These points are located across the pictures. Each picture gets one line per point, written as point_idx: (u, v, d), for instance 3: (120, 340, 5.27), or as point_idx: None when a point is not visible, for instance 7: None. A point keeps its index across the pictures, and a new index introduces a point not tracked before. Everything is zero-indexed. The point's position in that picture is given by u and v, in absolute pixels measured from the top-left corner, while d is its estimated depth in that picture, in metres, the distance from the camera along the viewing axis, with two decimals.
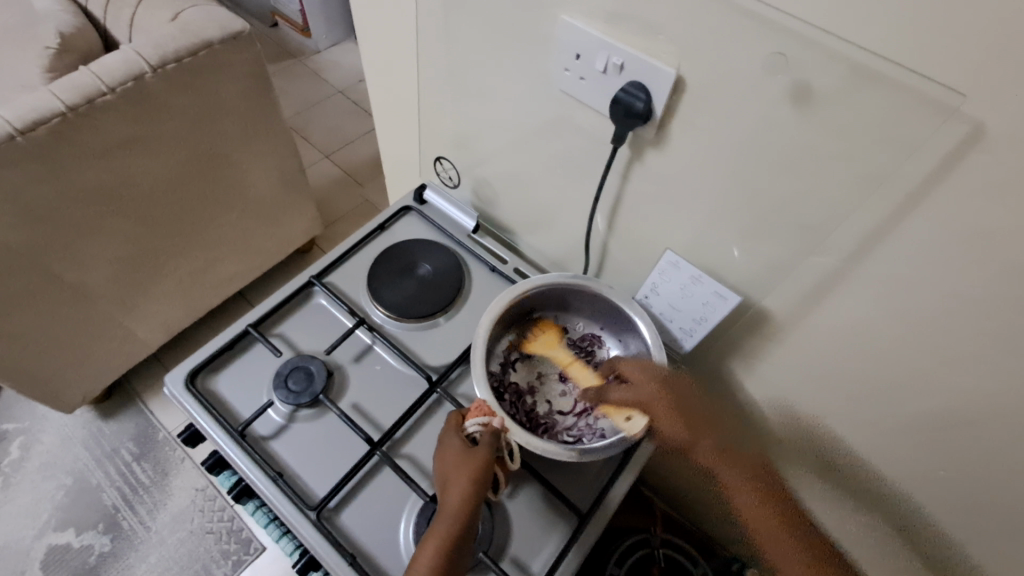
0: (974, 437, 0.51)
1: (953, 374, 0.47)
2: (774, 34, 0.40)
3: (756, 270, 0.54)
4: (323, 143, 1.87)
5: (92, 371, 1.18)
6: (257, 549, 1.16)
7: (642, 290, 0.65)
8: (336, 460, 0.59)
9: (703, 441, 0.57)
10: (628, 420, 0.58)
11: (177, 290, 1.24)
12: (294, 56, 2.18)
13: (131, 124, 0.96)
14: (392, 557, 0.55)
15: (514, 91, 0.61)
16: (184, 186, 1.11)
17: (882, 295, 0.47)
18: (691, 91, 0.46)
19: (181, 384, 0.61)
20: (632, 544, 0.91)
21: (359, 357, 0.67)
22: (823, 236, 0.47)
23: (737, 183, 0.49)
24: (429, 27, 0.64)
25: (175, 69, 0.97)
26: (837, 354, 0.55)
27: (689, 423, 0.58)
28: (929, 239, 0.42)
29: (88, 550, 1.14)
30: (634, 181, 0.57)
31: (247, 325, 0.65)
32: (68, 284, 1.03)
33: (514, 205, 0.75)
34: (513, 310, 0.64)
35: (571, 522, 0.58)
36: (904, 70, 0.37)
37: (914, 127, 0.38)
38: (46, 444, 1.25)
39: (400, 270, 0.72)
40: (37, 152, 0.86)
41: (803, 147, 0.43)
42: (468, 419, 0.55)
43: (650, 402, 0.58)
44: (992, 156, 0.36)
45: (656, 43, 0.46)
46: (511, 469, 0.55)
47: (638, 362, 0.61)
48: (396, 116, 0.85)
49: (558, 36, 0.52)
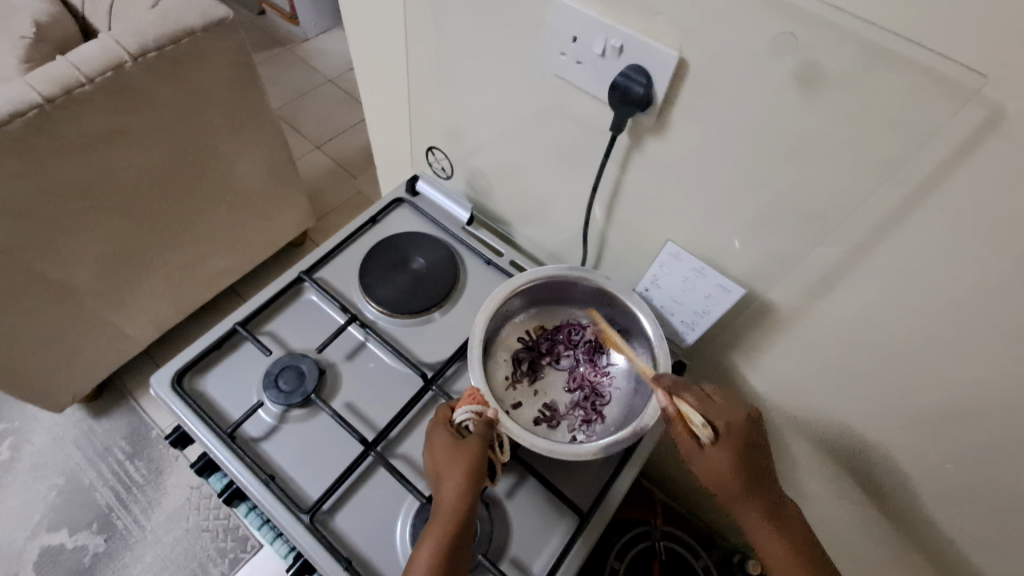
0: (987, 432, 0.49)
1: (967, 369, 0.46)
2: (782, 13, 0.38)
3: (760, 261, 0.52)
4: (313, 133, 1.83)
5: (82, 370, 1.16)
6: (254, 547, 1.14)
7: (642, 282, 0.63)
8: (329, 462, 0.58)
9: (721, 457, 0.50)
10: (699, 424, 0.50)
11: (166, 286, 1.22)
12: (282, 44, 2.13)
13: (112, 114, 0.93)
14: (389, 561, 0.54)
15: (507, 78, 0.59)
16: (169, 177, 1.08)
17: (892, 285, 0.46)
18: (692, 77, 0.44)
19: (167, 385, 0.59)
20: (633, 537, 0.90)
21: (352, 354, 0.65)
22: (833, 226, 0.45)
23: (742, 171, 0.47)
24: (418, 14, 0.61)
25: (155, 58, 0.94)
26: (842, 347, 0.54)
27: (745, 468, 0.50)
28: (945, 228, 0.40)
29: (83, 551, 1.12)
30: (635, 170, 0.55)
31: (235, 324, 0.63)
32: (53, 282, 1.01)
33: (508, 196, 0.74)
34: (510, 303, 0.62)
35: (572, 520, 0.57)
36: (924, 51, 0.35)
37: (929, 109, 0.36)
38: (37, 444, 1.23)
39: (393, 264, 0.70)
40: (14, 147, 0.83)
41: (812, 134, 0.41)
42: (458, 408, 0.53)
43: (725, 428, 0.50)
44: (1011, 142, 0.35)
45: (657, 25, 0.43)
46: (502, 460, 0.53)
47: (725, 409, 0.51)
48: (386, 105, 0.82)
49: (553, 19, 0.49)
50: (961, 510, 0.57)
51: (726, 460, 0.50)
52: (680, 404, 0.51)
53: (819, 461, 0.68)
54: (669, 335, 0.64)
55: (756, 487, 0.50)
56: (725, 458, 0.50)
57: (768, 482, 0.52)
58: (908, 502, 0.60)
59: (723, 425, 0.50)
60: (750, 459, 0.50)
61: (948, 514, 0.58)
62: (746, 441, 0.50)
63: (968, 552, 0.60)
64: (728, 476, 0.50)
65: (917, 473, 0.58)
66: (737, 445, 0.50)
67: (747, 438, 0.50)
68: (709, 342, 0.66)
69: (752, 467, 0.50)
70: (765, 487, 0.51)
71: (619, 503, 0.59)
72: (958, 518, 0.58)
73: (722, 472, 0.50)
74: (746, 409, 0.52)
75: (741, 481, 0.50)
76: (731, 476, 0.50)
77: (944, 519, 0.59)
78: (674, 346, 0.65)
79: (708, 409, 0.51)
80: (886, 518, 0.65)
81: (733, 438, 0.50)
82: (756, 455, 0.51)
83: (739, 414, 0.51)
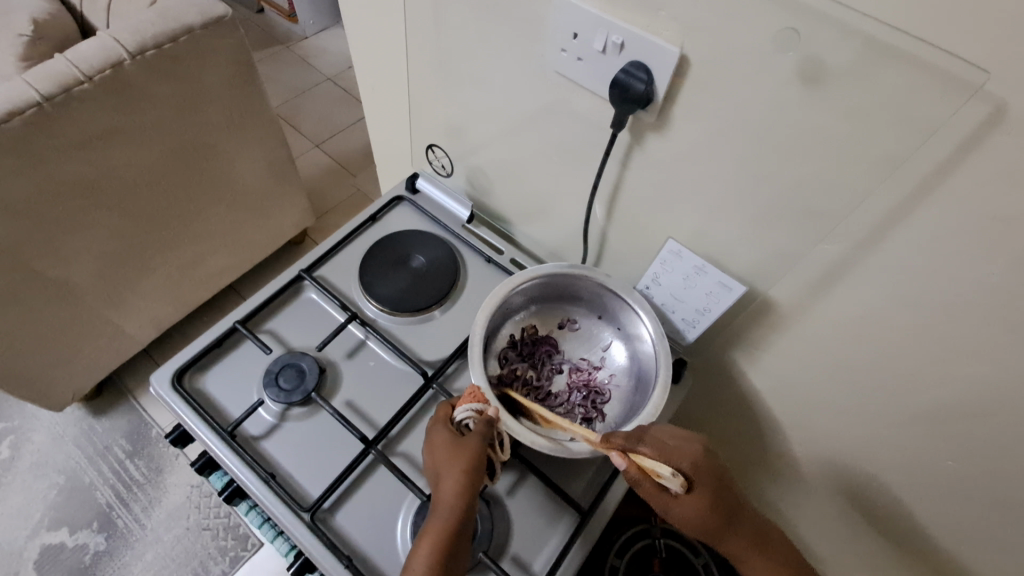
0: (987, 430, 0.49)
1: (968, 366, 0.46)
2: (785, 8, 0.38)
3: (761, 259, 0.52)
4: (313, 132, 1.83)
5: (81, 369, 1.15)
6: (255, 545, 1.14)
7: (643, 280, 0.63)
8: (330, 460, 0.58)
9: (692, 502, 0.49)
10: (666, 475, 0.48)
11: (165, 285, 1.22)
12: (281, 42, 2.13)
13: (110, 112, 0.92)
14: (390, 560, 0.54)
15: (507, 76, 0.59)
16: (168, 175, 1.08)
17: (891, 283, 0.46)
18: (694, 74, 0.44)
19: (167, 384, 0.59)
20: (633, 534, 0.91)
21: (352, 353, 0.65)
22: (835, 224, 0.45)
23: (744, 168, 0.47)
24: (418, 11, 0.61)
25: (155, 55, 0.93)
26: (844, 344, 0.54)
27: (719, 509, 0.49)
28: (947, 225, 0.40)
29: (83, 549, 1.12)
30: (635, 168, 0.55)
31: (235, 322, 0.63)
32: (53, 281, 1.00)
33: (508, 194, 0.73)
34: (511, 301, 0.62)
35: (572, 518, 0.57)
36: (928, 47, 0.34)
37: (931, 105, 0.36)
38: (37, 443, 1.23)
39: (393, 262, 0.70)
40: (13, 145, 0.83)
41: (815, 131, 0.41)
42: (459, 407, 0.53)
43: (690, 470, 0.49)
44: (1014, 138, 0.35)
45: (658, 21, 0.43)
46: (502, 458, 0.52)
47: (682, 442, 0.51)
48: (386, 103, 0.82)
49: (554, 15, 0.49)
50: (961, 508, 0.57)
51: (693, 505, 0.49)
52: (643, 460, 0.49)
53: (819, 459, 0.68)
54: (670, 333, 0.64)
55: (733, 518, 0.51)
56: (695, 505, 0.49)
57: (745, 509, 0.52)
58: (906, 499, 0.61)
59: (689, 467, 0.49)
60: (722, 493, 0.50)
61: (947, 512, 0.58)
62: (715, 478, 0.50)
63: (968, 550, 0.60)
64: (706, 519, 0.49)
65: (917, 471, 0.58)
66: (708, 485, 0.49)
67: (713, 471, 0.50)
68: (710, 340, 0.66)
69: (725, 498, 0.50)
70: (741, 518, 0.51)
71: (620, 500, 0.59)
72: (957, 515, 0.58)
73: (697, 517, 0.49)
74: (694, 446, 0.50)
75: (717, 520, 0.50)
76: (703, 520, 0.50)
77: (944, 517, 0.59)
78: (675, 344, 0.65)
79: (671, 457, 0.49)
80: (885, 516, 0.65)
81: (700, 483, 0.49)
82: (723, 490, 0.50)
83: (696, 449, 0.50)
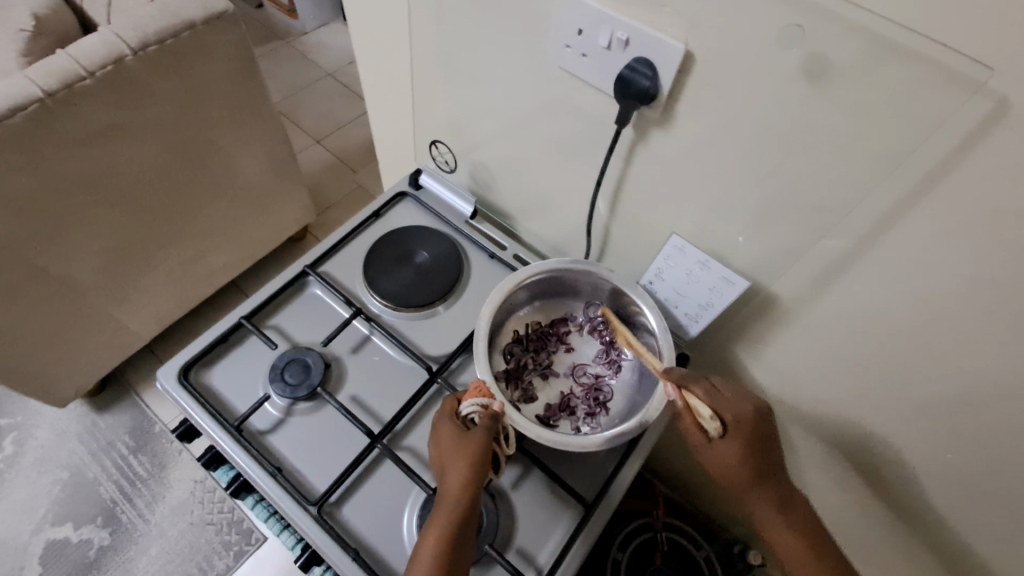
0: (987, 423, 0.50)
1: (969, 359, 0.47)
2: (789, 5, 0.38)
3: (764, 253, 0.53)
4: (313, 127, 1.83)
5: (84, 365, 1.16)
6: (258, 540, 1.15)
7: (646, 275, 0.63)
8: (336, 454, 0.58)
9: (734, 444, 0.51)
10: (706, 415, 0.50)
11: (167, 281, 1.22)
12: (281, 38, 2.12)
13: (111, 108, 0.92)
14: (396, 553, 0.54)
15: (511, 71, 0.59)
16: (169, 171, 1.08)
17: (893, 278, 0.46)
18: (699, 69, 0.44)
19: (174, 379, 0.60)
20: (635, 528, 0.91)
21: (356, 348, 0.65)
22: (836, 220, 0.46)
23: (748, 163, 0.47)
24: (421, 7, 0.61)
25: (156, 51, 0.93)
26: (846, 339, 0.54)
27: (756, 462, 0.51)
28: (948, 220, 0.41)
29: (88, 544, 1.13)
30: (639, 164, 0.55)
31: (239, 317, 0.64)
32: (55, 277, 1.01)
33: (513, 190, 0.74)
34: (514, 296, 0.63)
35: (577, 511, 0.57)
36: (930, 42, 0.35)
37: (932, 100, 0.37)
38: (41, 439, 1.24)
39: (397, 257, 0.71)
40: (14, 141, 0.83)
41: (818, 127, 0.42)
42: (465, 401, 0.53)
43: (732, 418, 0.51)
44: (1016, 133, 0.35)
45: (663, 17, 0.43)
46: (507, 452, 0.53)
47: (733, 395, 0.52)
48: (389, 99, 0.82)
49: (558, 11, 0.49)
50: (961, 500, 0.58)
51: (733, 451, 0.51)
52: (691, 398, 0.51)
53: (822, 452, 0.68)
54: (673, 327, 0.65)
55: (765, 482, 0.52)
56: (733, 451, 0.51)
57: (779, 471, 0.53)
58: (906, 490, 0.61)
59: (734, 418, 0.51)
60: (763, 451, 0.52)
61: (947, 503, 0.59)
62: (759, 434, 0.51)
63: (969, 541, 0.61)
64: (738, 466, 0.51)
65: (918, 462, 0.58)
66: (749, 438, 0.51)
67: (760, 431, 0.52)
68: (712, 334, 0.66)
69: (765, 458, 0.51)
70: (775, 481, 0.52)
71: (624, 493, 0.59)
72: (956, 507, 0.59)
73: (731, 463, 0.51)
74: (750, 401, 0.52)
75: (753, 470, 0.51)
76: (739, 468, 0.51)
77: (943, 508, 0.60)
78: (679, 339, 0.65)
79: (718, 403, 0.51)
80: (885, 508, 0.66)
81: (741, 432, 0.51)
82: (768, 449, 0.52)
83: (749, 406, 0.52)
